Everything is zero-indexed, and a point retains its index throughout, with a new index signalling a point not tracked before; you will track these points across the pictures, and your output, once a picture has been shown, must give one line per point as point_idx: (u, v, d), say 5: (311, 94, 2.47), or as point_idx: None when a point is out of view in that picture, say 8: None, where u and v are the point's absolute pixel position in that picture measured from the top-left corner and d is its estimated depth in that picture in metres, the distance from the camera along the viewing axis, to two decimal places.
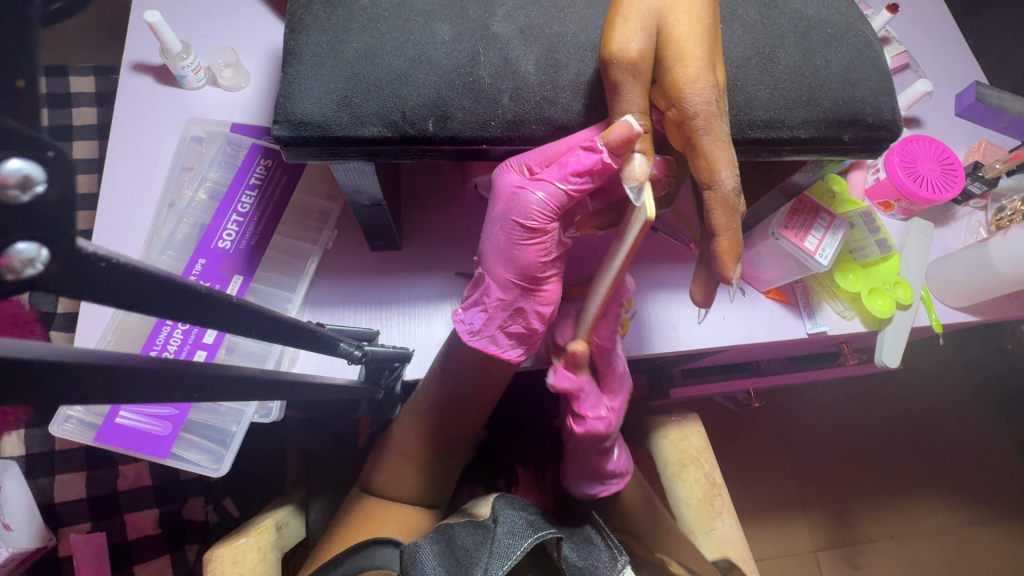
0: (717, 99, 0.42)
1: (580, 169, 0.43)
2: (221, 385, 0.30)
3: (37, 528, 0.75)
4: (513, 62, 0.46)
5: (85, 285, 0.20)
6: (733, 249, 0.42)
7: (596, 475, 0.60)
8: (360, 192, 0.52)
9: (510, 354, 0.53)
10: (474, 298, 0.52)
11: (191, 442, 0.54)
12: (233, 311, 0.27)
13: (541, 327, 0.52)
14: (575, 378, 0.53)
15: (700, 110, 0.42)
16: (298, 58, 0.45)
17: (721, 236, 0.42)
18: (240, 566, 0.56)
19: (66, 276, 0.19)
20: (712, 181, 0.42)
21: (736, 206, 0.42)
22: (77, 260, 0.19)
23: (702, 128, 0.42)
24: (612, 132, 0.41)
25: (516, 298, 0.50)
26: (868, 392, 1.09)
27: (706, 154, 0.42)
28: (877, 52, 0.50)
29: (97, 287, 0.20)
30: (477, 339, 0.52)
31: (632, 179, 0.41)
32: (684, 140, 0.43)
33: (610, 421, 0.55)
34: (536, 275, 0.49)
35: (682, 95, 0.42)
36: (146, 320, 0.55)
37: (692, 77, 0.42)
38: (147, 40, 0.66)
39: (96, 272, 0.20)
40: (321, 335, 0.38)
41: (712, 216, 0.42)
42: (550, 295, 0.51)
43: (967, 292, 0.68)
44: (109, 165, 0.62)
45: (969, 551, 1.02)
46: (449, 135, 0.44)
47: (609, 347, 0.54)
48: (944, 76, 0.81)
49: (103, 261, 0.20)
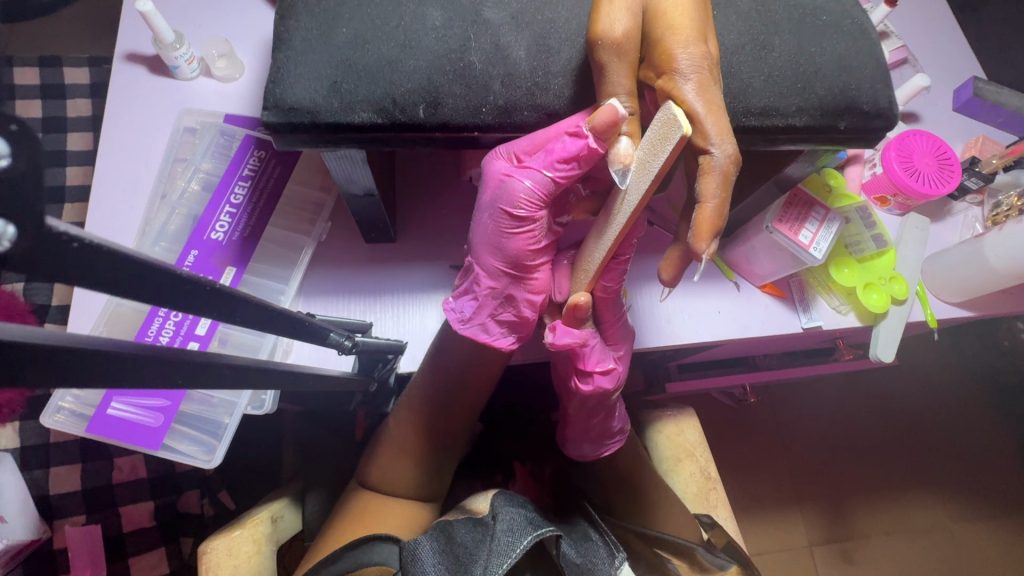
0: (709, 66, 0.43)
1: (566, 156, 0.43)
2: (212, 375, 0.29)
3: (31, 520, 0.75)
4: (504, 47, 0.45)
5: (55, 265, 0.20)
6: (716, 218, 0.39)
7: (601, 435, 0.61)
8: (353, 182, 0.51)
9: (500, 341, 0.52)
10: (465, 286, 0.52)
11: (184, 433, 0.53)
12: (216, 298, 0.27)
13: (532, 316, 0.51)
14: (577, 334, 0.49)
15: (692, 73, 0.42)
16: (287, 43, 0.44)
17: (705, 204, 0.40)
18: (234, 557, 0.56)
19: (36, 257, 0.19)
20: (704, 147, 0.40)
21: (732, 173, 0.40)
22: (46, 238, 0.19)
23: (694, 93, 0.41)
24: (596, 117, 0.41)
25: (505, 287, 0.49)
26: (864, 388, 1.09)
27: (699, 120, 0.41)
28: (872, 39, 0.50)
29: (69, 267, 0.20)
30: (467, 327, 0.52)
31: (616, 162, 0.42)
32: (674, 115, 0.43)
33: (617, 373, 0.54)
34: (526, 263, 0.48)
35: (675, 59, 0.42)
36: (139, 310, 0.55)
37: (683, 42, 0.42)
38: (139, 29, 0.65)
39: (68, 252, 0.20)
40: (311, 325, 0.38)
41: (701, 183, 0.40)
42: (540, 283, 0.50)
43: (962, 287, 0.68)
44: (102, 155, 0.62)
45: (964, 546, 1.02)
46: (440, 121, 0.44)
47: (613, 293, 0.52)
48: (942, 69, 0.81)
49: (74, 242, 0.20)
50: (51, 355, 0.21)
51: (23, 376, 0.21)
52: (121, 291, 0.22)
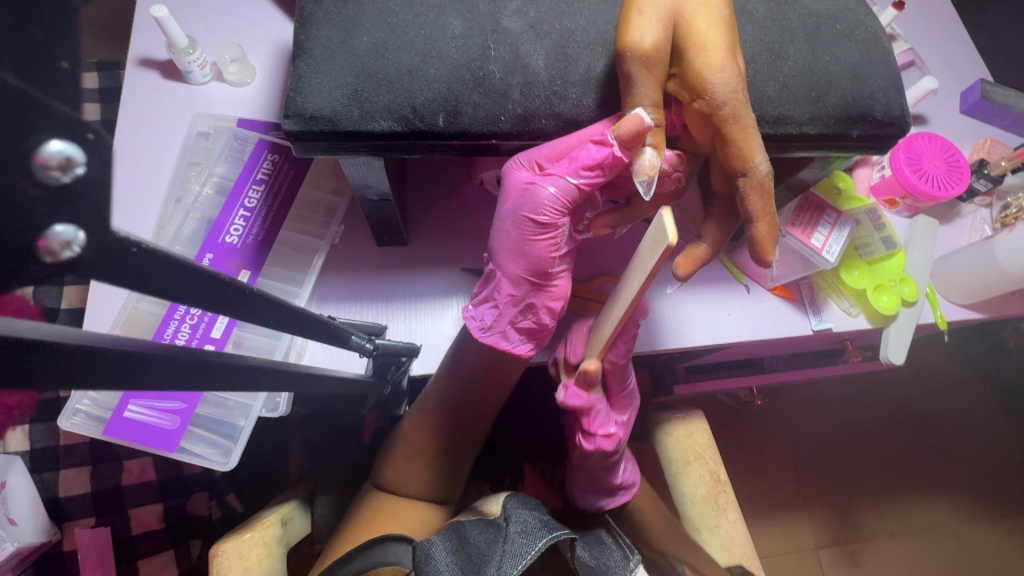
0: (741, 88, 0.43)
1: (591, 163, 0.44)
2: (231, 375, 0.30)
3: (42, 522, 0.76)
4: (523, 56, 0.45)
5: (114, 268, 0.21)
6: (771, 234, 0.44)
7: (605, 490, 0.60)
8: (368, 187, 0.52)
9: (520, 349, 0.53)
10: (485, 295, 0.52)
11: (199, 435, 0.54)
12: (248, 301, 0.28)
13: (551, 323, 0.51)
14: (586, 396, 0.54)
15: (728, 100, 0.43)
16: (308, 52, 0.45)
17: (757, 223, 0.44)
18: (245, 560, 0.56)
19: (97, 260, 0.20)
20: (746, 167, 0.43)
21: (770, 190, 0.44)
22: (109, 242, 0.20)
23: (731, 117, 0.43)
24: (622, 126, 0.41)
25: (527, 295, 0.50)
26: (871, 389, 1.09)
27: (738, 142, 0.43)
28: (886, 48, 0.50)
29: (126, 271, 0.21)
30: (488, 335, 0.53)
31: (642, 173, 0.42)
32: (711, 131, 0.44)
33: (619, 437, 0.56)
34: (548, 271, 0.49)
35: (707, 85, 0.43)
36: (156, 312, 0.56)
37: (718, 68, 0.43)
38: (153, 35, 0.66)
39: (126, 256, 0.21)
40: (332, 327, 0.38)
41: (749, 203, 0.44)
42: (560, 290, 0.51)
43: (972, 289, 0.68)
44: (116, 160, 0.62)
45: (971, 549, 1.02)
46: (459, 129, 0.44)
47: (621, 364, 0.55)
48: (950, 72, 0.81)
49: (131, 245, 0.21)
50: (87, 354, 0.22)
51: (61, 376, 0.21)
52: (167, 295, 0.23)
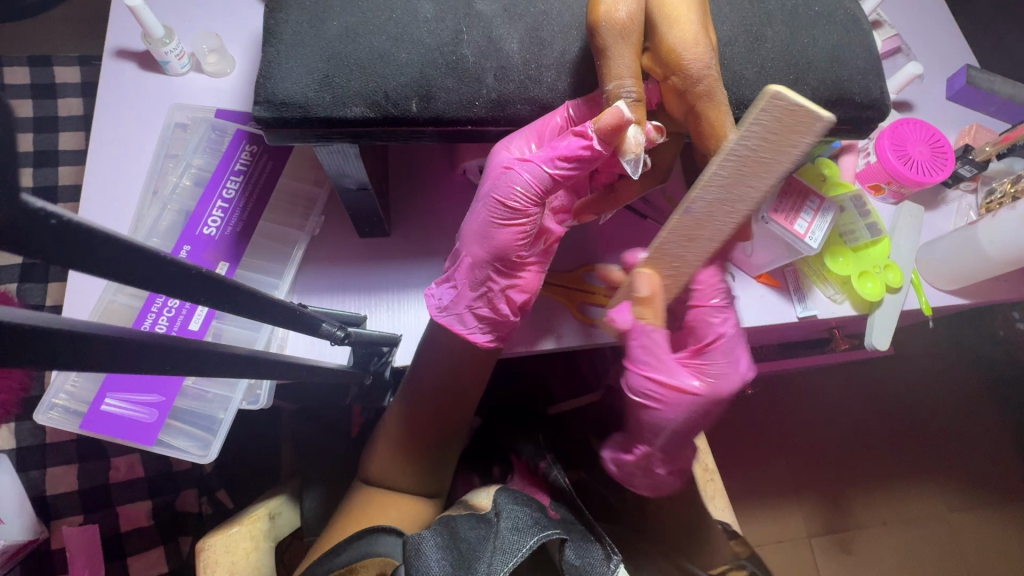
0: (714, 62, 0.44)
1: (569, 154, 0.44)
2: (200, 361, 0.29)
3: (29, 520, 0.75)
4: (497, 40, 0.45)
5: (33, 244, 0.20)
6: None
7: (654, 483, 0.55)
8: (345, 176, 0.51)
9: (476, 337, 0.52)
10: (448, 274, 0.52)
11: (178, 429, 0.53)
12: (199, 281, 0.27)
13: (510, 314, 0.51)
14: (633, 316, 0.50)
15: (701, 77, 0.43)
16: (277, 37, 0.44)
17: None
18: (233, 555, 0.55)
19: (14, 232, 0.19)
20: (721, 148, 0.44)
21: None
22: (23, 213, 0.19)
23: (705, 95, 0.43)
24: (601, 118, 0.40)
25: (489, 279, 0.49)
26: (861, 378, 1.09)
27: (711, 123, 0.43)
28: (865, 30, 0.50)
29: (52, 246, 0.20)
30: (444, 316, 0.52)
31: (627, 150, 0.41)
32: (685, 110, 0.44)
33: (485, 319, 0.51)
34: (512, 258, 0.49)
35: (681, 61, 0.43)
36: (132, 305, 0.56)
37: (690, 43, 0.43)
38: (129, 25, 0.65)
39: (46, 229, 0.20)
40: (301, 314, 0.38)
41: None
42: (525, 281, 0.51)
43: (958, 274, 0.68)
44: (93, 152, 0.61)
45: (961, 535, 1.03)
46: (432, 115, 0.44)
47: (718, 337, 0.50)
48: (936, 58, 0.81)
49: (53, 219, 0.20)
50: (26, 335, 0.21)
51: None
52: (99, 271, 0.22)
